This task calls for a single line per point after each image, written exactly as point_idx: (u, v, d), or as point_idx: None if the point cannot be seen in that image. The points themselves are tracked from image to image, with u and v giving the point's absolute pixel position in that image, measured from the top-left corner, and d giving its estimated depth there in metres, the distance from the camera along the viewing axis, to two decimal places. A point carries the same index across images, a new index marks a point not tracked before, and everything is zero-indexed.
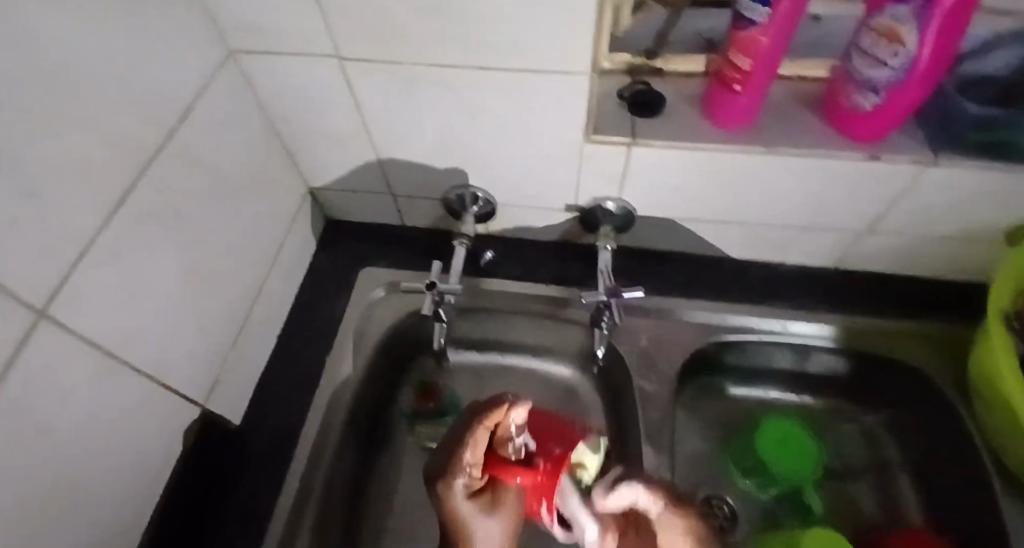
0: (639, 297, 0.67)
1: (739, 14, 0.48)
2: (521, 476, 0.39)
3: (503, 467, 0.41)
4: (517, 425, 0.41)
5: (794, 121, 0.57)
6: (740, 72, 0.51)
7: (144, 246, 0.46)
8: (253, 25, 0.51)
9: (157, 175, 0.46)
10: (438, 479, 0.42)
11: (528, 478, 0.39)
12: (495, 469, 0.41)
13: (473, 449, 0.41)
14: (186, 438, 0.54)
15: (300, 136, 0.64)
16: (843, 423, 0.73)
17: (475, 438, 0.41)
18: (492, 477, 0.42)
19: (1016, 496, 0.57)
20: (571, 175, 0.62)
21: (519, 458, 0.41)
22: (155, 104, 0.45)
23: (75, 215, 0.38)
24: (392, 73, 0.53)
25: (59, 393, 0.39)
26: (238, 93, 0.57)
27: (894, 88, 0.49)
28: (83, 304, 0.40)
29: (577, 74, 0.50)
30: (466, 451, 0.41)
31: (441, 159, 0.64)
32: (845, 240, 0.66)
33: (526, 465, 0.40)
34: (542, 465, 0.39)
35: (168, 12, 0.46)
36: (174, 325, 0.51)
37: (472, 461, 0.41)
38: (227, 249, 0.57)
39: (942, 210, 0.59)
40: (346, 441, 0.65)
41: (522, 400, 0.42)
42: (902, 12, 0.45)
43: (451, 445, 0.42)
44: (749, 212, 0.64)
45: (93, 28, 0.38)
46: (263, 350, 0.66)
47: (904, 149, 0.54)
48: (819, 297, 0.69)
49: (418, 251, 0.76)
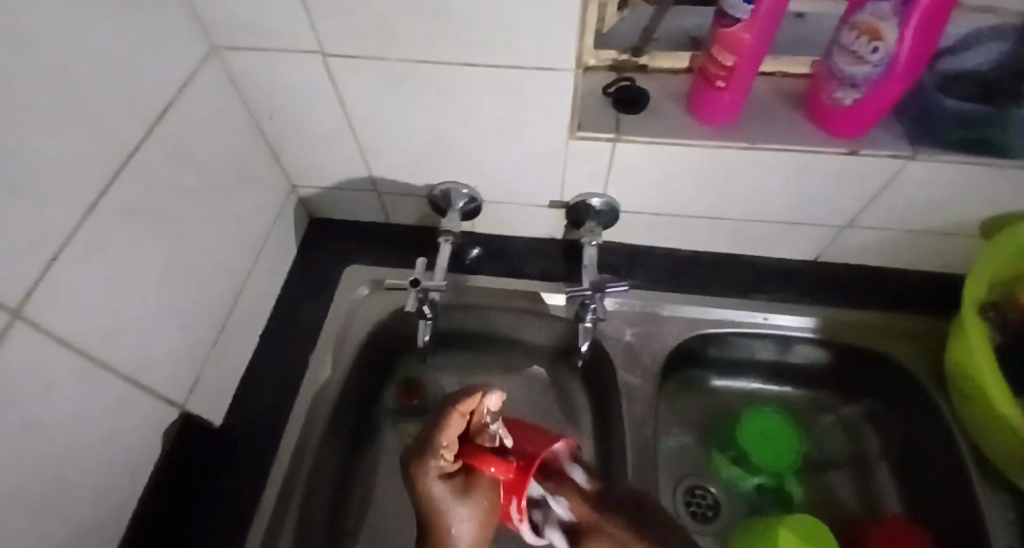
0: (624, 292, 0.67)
1: (724, 13, 0.48)
2: (495, 466, 0.42)
3: (478, 453, 0.44)
4: (492, 413, 0.44)
5: (776, 117, 0.58)
6: (724, 69, 0.51)
7: (123, 245, 0.45)
8: (236, 19, 0.50)
9: (138, 172, 0.45)
10: (415, 461, 0.46)
11: (502, 469, 0.42)
12: (471, 456, 0.44)
13: (448, 433, 0.45)
14: (164, 437, 0.53)
15: (283, 133, 0.64)
16: (823, 415, 0.74)
17: (450, 426, 0.45)
18: (466, 463, 0.45)
19: (992, 484, 0.58)
20: (558, 172, 0.63)
21: (495, 445, 0.45)
22: (135, 100, 0.44)
23: (53, 213, 0.37)
24: (378, 70, 0.53)
25: (39, 393, 0.38)
26: (222, 90, 0.56)
27: (874, 84, 0.50)
28: (61, 305, 0.39)
29: (564, 71, 0.50)
30: (441, 435, 0.45)
31: (427, 156, 0.63)
32: (826, 235, 0.67)
33: (501, 458, 0.43)
34: (515, 460, 0.43)
35: (148, 6, 0.45)
36: (156, 325, 0.50)
37: (447, 444, 0.45)
38: (210, 248, 0.56)
39: (921, 205, 0.60)
40: (332, 440, 0.65)
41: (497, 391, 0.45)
42: (883, 9, 0.46)
43: (431, 431, 0.46)
44: (733, 208, 0.65)
45: (74, 23, 0.37)
46: (247, 349, 0.65)
47: (883, 143, 0.55)
48: (800, 291, 0.70)
49: (403, 249, 0.76)
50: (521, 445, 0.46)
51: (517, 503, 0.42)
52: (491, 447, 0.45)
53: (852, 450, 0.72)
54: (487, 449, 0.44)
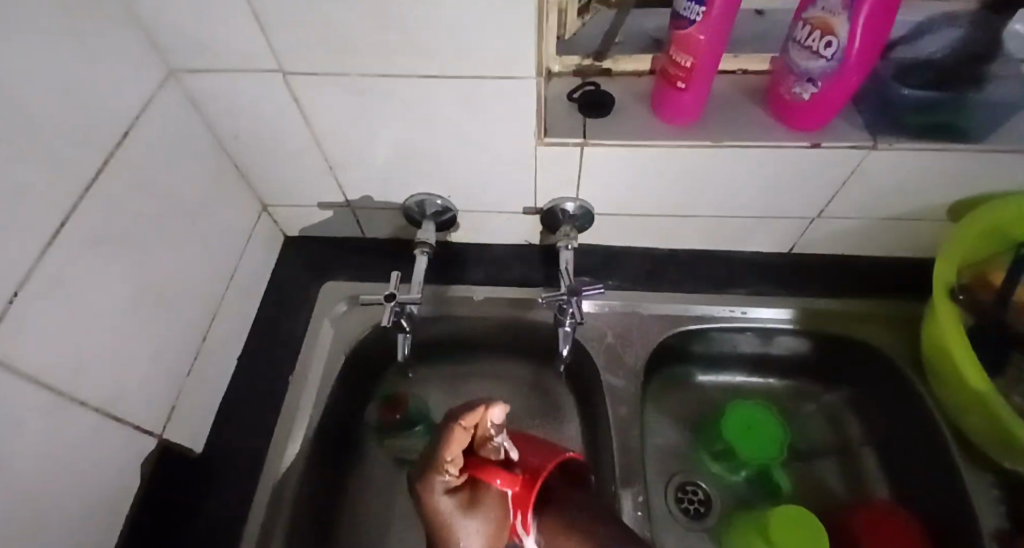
0: (601, 294, 0.67)
1: (679, 14, 0.49)
2: (500, 478, 0.39)
3: (484, 467, 0.40)
4: (496, 426, 0.41)
5: (739, 114, 0.59)
6: (683, 69, 0.52)
7: (91, 276, 0.44)
8: (195, 43, 0.50)
9: (101, 198, 0.45)
10: (421, 478, 0.42)
11: (507, 480, 0.38)
12: (477, 468, 0.41)
13: (451, 447, 0.40)
14: (146, 464, 0.52)
15: (250, 154, 0.63)
16: (806, 403, 0.75)
17: (453, 441, 0.40)
18: (471, 477, 0.41)
19: (974, 463, 0.59)
20: (529, 178, 0.63)
21: (500, 458, 0.41)
22: (96, 129, 0.44)
23: (15, 247, 0.37)
24: (341, 85, 0.53)
25: (10, 430, 0.37)
26: (183, 112, 0.55)
27: (830, 78, 0.51)
28: (28, 341, 0.38)
29: (526, 78, 0.50)
30: (445, 450, 0.40)
31: (398, 169, 0.63)
32: (797, 226, 0.68)
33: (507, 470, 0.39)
34: (520, 473, 0.39)
35: (104, 34, 0.45)
36: (128, 355, 0.49)
37: (451, 459, 0.41)
38: (180, 273, 0.56)
39: (887, 192, 0.61)
40: (318, 461, 0.64)
41: (501, 401, 0.41)
42: (833, 4, 0.47)
43: (435, 448, 0.42)
44: (705, 205, 0.65)
45: (23, 51, 0.37)
46: (225, 373, 0.64)
47: (845, 134, 0.56)
48: (776, 283, 0.71)
49: (381, 262, 0.75)
50: (527, 458, 0.42)
51: (523, 517, 0.37)
52: (497, 460, 0.41)
53: (837, 438, 0.73)
54: (493, 462, 0.41)
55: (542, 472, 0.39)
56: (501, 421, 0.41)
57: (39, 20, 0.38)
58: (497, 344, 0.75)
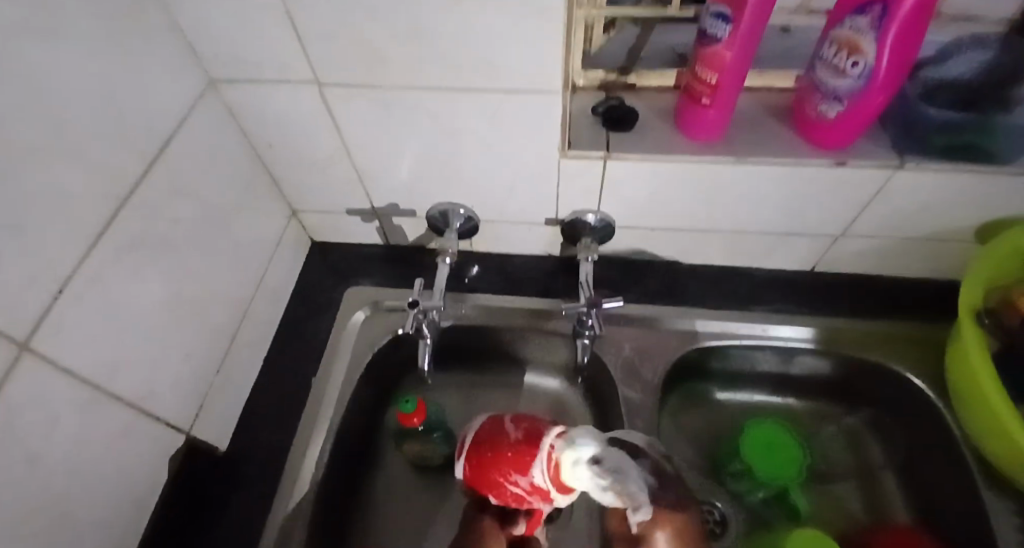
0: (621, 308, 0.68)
1: (705, 32, 0.50)
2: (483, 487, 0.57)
3: (496, 487, 0.55)
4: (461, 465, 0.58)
5: (762, 131, 0.59)
6: (708, 86, 0.52)
7: (129, 276, 0.46)
8: (234, 55, 0.52)
9: (140, 201, 0.47)
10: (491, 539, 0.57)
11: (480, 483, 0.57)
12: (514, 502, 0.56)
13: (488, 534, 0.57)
14: (170, 461, 0.54)
15: (281, 162, 0.65)
16: (827, 425, 0.74)
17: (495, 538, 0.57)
18: (506, 497, 0.56)
19: (999, 492, 0.58)
20: (551, 191, 0.64)
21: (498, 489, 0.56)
22: (137, 137, 0.46)
23: (57, 247, 0.39)
24: (370, 98, 0.55)
25: (47, 420, 0.39)
26: (221, 121, 0.58)
27: (855, 97, 0.51)
28: (66, 337, 0.40)
29: (550, 94, 0.52)
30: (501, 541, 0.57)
31: (422, 178, 0.64)
32: (820, 244, 0.68)
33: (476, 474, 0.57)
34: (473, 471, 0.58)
35: (149, 46, 0.47)
36: (160, 354, 0.51)
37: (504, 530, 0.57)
38: (212, 275, 0.58)
39: (913, 211, 0.61)
40: (338, 463, 0.65)
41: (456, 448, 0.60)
42: (861, 24, 0.48)
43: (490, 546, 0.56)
44: (727, 219, 0.65)
45: (72, 61, 0.39)
46: (250, 374, 0.66)
47: (870, 155, 0.56)
48: (798, 300, 0.71)
49: (403, 269, 0.77)
50: (503, 460, 0.54)
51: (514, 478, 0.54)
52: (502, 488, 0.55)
53: (856, 461, 0.71)
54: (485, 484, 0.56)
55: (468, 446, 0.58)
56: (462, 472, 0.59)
57: (89, 32, 0.41)
58: (516, 354, 0.76)
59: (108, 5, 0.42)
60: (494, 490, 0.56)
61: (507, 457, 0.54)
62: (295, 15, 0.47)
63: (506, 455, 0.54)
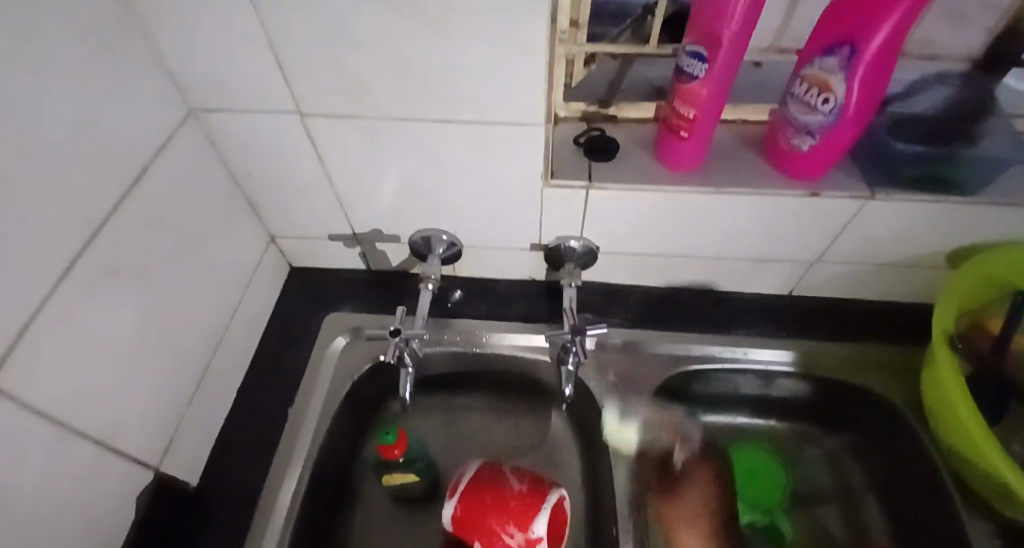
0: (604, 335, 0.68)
1: (682, 69, 0.51)
2: (474, 534, 0.56)
3: (489, 536, 0.55)
4: (451, 504, 0.57)
5: (739, 161, 0.60)
6: (686, 120, 0.53)
7: (102, 308, 0.45)
8: (215, 84, 0.52)
9: (114, 231, 0.46)
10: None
11: (471, 529, 0.56)
12: None
13: None
14: (138, 503, 0.52)
15: (261, 188, 0.64)
16: (807, 448, 0.75)
17: None
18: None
19: (976, 512, 0.60)
20: (534, 218, 0.64)
21: (490, 537, 0.55)
22: (113, 166, 0.45)
23: (26, 281, 0.38)
24: (354, 127, 0.55)
25: (10, 464, 0.37)
26: (200, 149, 0.57)
27: (827, 132, 0.52)
28: (34, 373, 0.39)
29: (533, 125, 0.52)
30: None
31: (403, 204, 0.64)
32: (796, 270, 0.69)
33: (469, 520, 0.56)
34: (463, 514, 0.56)
35: (128, 75, 0.46)
36: (132, 388, 0.49)
37: None
38: (188, 305, 0.56)
39: (883, 239, 0.63)
40: (316, 496, 0.63)
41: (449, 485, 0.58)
42: (831, 64, 0.49)
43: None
44: (706, 246, 0.66)
45: (48, 92, 0.39)
46: (224, 405, 0.64)
47: (842, 185, 0.58)
48: (777, 324, 0.72)
49: (385, 295, 0.76)
50: (507, 509, 0.55)
51: (514, 530, 0.54)
52: (496, 539, 0.55)
53: (837, 483, 0.72)
54: (476, 530, 0.56)
55: (466, 489, 0.57)
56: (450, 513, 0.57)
57: (68, 62, 0.40)
58: (499, 380, 0.75)
59: (88, 35, 0.42)
60: (482, 539, 0.55)
61: (513, 506, 0.55)
62: (279, 46, 0.47)
63: (509, 505, 0.55)
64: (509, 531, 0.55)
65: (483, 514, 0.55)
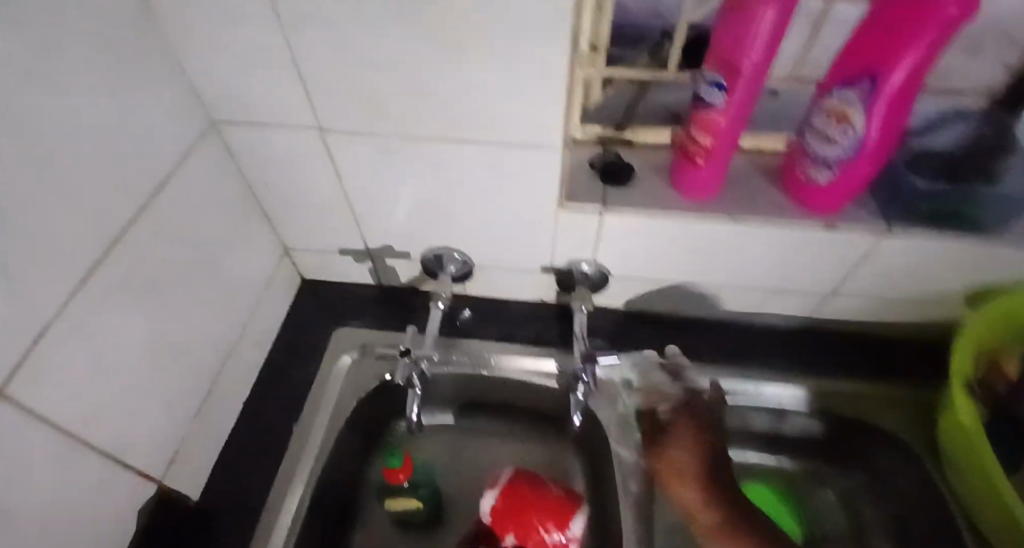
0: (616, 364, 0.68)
1: (700, 96, 0.51)
2: (512, 529, 0.58)
3: (527, 532, 0.57)
4: (491, 496, 0.60)
5: (755, 192, 0.60)
6: (703, 147, 0.53)
7: (116, 318, 0.45)
8: (238, 99, 0.53)
9: (131, 242, 0.46)
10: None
11: (509, 524, 0.58)
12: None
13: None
14: (140, 515, 0.51)
15: (278, 202, 0.65)
16: (821, 487, 0.73)
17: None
18: (529, 544, 0.58)
19: None
20: (547, 240, 0.64)
21: (527, 533, 0.58)
22: (135, 178, 0.46)
23: (45, 289, 0.38)
24: (371, 145, 0.55)
25: (19, 473, 0.37)
26: (220, 162, 0.58)
27: (845, 164, 0.52)
28: (47, 382, 0.39)
29: (550, 149, 0.53)
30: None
31: (416, 222, 0.64)
32: (811, 302, 0.68)
33: (508, 514, 0.58)
34: (503, 507, 0.59)
35: (154, 90, 0.47)
36: (140, 398, 0.49)
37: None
38: (201, 317, 0.57)
39: (900, 275, 0.62)
40: (317, 516, 0.62)
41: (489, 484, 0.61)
42: (849, 96, 0.50)
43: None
44: (720, 275, 0.66)
45: (76, 105, 0.39)
46: (230, 417, 0.64)
47: (858, 220, 0.57)
48: (791, 357, 0.71)
49: (395, 312, 0.76)
50: (548, 509, 0.58)
51: (553, 529, 0.57)
52: (535, 535, 0.57)
53: (852, 524, 0.69)
54: (514, 524, 0.58)
55: (508, 484, 0.59)
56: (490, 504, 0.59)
57: (96, 76, 0.41)
58: (507, 405, 0.75)
59: (115, 50, 0.43)
60: (518, 534, 0.58)
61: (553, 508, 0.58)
62: (302, 65, 0.48)
63: (549, 505, 0.58)
64: (548, 528, 0.57)
65: (524, 510, 0.58)
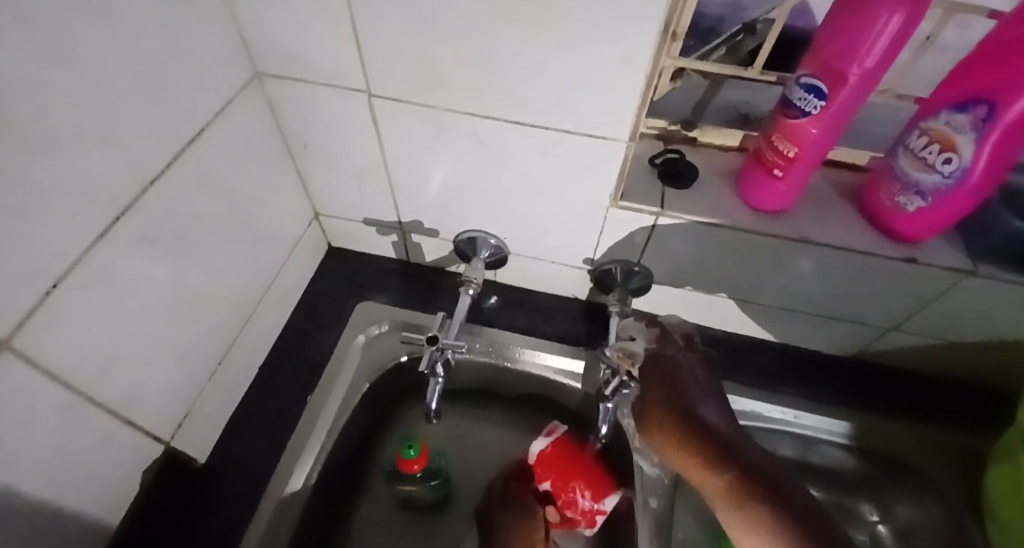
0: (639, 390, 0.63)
1: (790, 102, 0.46)
2: (553, 476, 0.64)
3: (566, 483, 0.63)
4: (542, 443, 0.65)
5: (828, 212, 0.55)
6: (784, 157, 0.48)
7: (137, 273, 0.43)
8: (284, 50, 0.49)
9: (160, 193, 0.43)
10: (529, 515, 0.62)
11: (553, 472, 0.64)
12: (564, 502, 0.63)
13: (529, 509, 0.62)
14: (145, 474, 0.50)
15: (314, 163, 0.61)
16: (851, 527, 0.68)
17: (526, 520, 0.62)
18: (562, 493, 0.63)
19: None
20: (592, 236, 0.60)
21: (566, 486, 0.63)
22: (170, 125, 0.43)
23: (62, 236, 0.35)
24: (421, 115, 0.51)
25: (20, 428, 0.36)
26: (259, 115, 0.54)
27: (942, 194, 0.47)
28: (56, 333, 0.36)
29: (616, 140, 0.48)
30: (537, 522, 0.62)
31: (457, 201, 0.61)
32: (866, 334, 0.64)
33: (553, 463, 0.64)
34: (551, 455, 0.64)
35: (198, 31, 0.44)
36: (155, 355, 0.47)
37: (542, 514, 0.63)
38: (224, 276, 0.54)
39: (972, 318, 0.57)
40: (319, 493, 0.60)
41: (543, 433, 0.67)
42: (959, 121, 0.44)
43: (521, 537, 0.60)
44: (773, 295, 0.62)
45: (113, 39, 0.36)
46: (244, 381, 0.62)
47: (941, 255, 0.52)
48: (833, 389, 0.67)
49: (421, 291, 0.73)
50: (591, 472, 0.64)
51: (589, 490, 0.62)
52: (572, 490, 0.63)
53: None
54: (557, 472, 0.64)
55: (561, 438, 0.66)
56: (540, 448, 0.65)
57: (139, 12, 0.37)
58: (526, 399, 0.72)
59: None
60: (557, 483, 0.63)
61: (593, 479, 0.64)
62: (359, 23, 0.44)
63: (592, 470, 0.64)
64: (585, 487, 0.63)
65: (569, 464, 0.64)
